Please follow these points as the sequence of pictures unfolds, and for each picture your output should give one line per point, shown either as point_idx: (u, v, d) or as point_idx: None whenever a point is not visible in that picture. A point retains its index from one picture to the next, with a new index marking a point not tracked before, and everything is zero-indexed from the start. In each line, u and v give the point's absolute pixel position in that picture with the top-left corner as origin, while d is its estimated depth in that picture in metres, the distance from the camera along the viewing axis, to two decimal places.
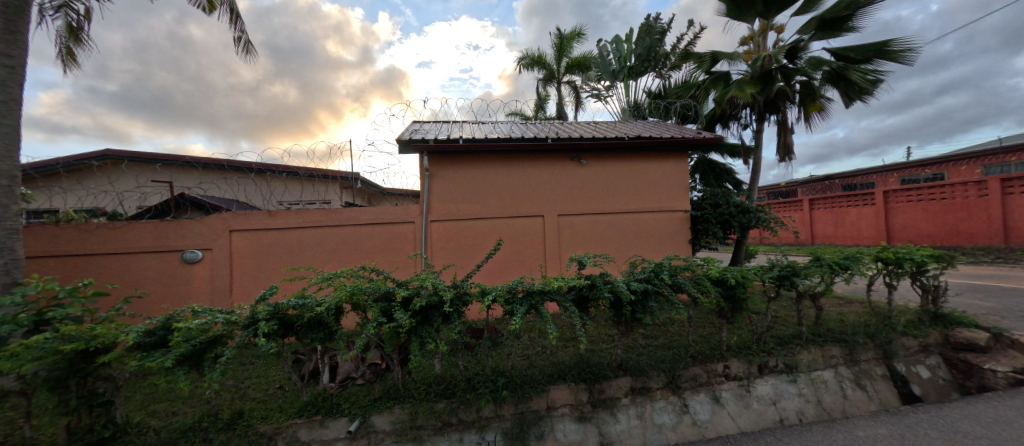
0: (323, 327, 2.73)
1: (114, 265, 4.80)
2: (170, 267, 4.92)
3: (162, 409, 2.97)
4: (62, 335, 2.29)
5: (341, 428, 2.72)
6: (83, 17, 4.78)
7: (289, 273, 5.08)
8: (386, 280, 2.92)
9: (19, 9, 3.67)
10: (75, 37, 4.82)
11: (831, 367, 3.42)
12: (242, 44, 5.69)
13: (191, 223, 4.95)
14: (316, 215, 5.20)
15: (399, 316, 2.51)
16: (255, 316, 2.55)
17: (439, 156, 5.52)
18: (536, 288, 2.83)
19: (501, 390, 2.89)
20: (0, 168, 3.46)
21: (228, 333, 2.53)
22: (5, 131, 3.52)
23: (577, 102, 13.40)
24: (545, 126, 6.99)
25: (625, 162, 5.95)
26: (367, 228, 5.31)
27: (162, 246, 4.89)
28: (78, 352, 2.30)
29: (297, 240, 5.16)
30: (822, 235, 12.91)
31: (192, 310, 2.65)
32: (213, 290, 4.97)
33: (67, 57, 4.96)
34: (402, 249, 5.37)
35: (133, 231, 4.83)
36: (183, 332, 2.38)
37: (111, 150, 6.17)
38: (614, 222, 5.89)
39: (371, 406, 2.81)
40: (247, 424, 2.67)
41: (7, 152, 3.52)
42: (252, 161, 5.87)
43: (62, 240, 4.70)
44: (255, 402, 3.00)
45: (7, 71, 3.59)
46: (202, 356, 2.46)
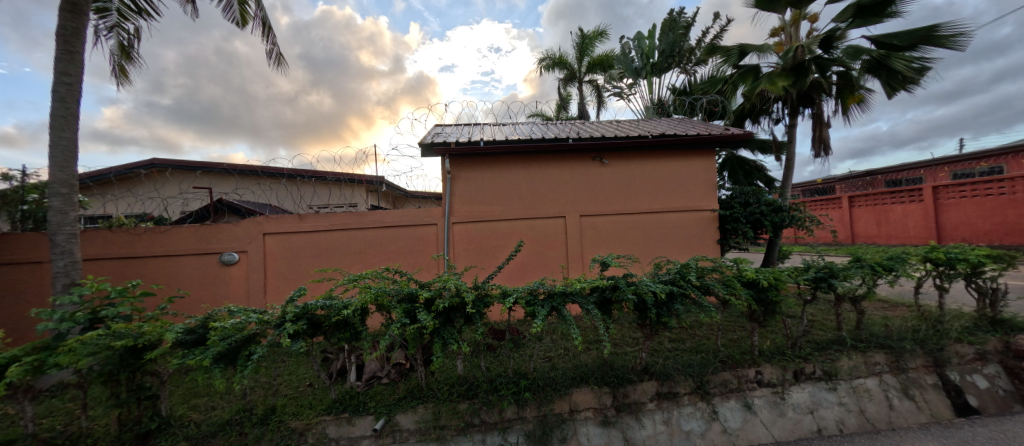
0: (349, 327, 2.80)
1: (158, 267, 5.12)
2: (209, 268, 5.19)
3: (202, 404, 3.14)
4: (113, 333, 2.47)
5: (367, 426, 2.79)
6: (133, 36, 5.12)
7: (317, 275, 5.26)
8: (408, 281, 2.97)
9: (76, 31, 3.96)
10: (127, 55, 5.18)
11: (875, 375, 3.21)
12: (274, 56, 5.95)
13: (227, 227, 5.21)
14: (344, 218, 5.36)
15: (422, 317, 2.54)
16: (284, 316, 2.64)
17: (460, 159, 5.58)
18: (557, 289, 2.79)
19: (523, 392, 2.86)
20: (61, 178, 3.77)
21: (261, 331, 2.64)
22: (64, 144, 3.82)
23: (598, 101, 13.25)
24: (566, 126, 6.92)
25: (648, 161, 5.82)
26: (392, 230, 5.43)
27: (201, 248, 5.16)
28: (128, 349, 2.47)
29: (325, 243, 5.34)
30: (864, 235, 12.18)
31: (229, 309, 2.78)
32: (249, 290, 5.22)
33: (120, 74, 5.33)
34: (425, 251, 5.45)
35: (175, 235, 5.13)
36: (220, 331, 2.50)
37: (157, 160, 6.63)
38: (637, 222, 5.77)
39: (396, 406, 2.86)
40: (279, 419, 2.77)
41: (67, 163, 3.83)
42: (283, 168, 6.12)
43: (113, 243, 5.05)
44: (287, 398, 3.12)
45: (66, 88, 3.90)
46: (237, 354, 2.57)
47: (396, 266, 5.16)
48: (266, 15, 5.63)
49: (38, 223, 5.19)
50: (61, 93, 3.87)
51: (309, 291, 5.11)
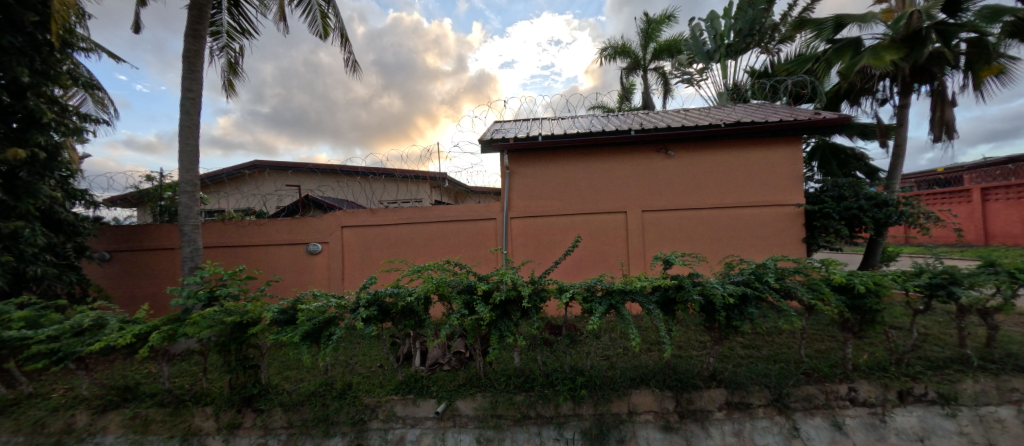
0: (414, 315, 2.99)
1: (258, 255, 5.89)
2: (297, 257, 5.86)
3: (292, 375, 3.57)
4: (225, 309, 2.91)
5: (430, 409, 2.97)
6: (238, 54, 5.91)
7: (386, 265, 5.68)
8: (468, 274, 3.08)
9: (196, 53, 4.67)
10: (234, 71, 6.00)
11: (1012, 404, 2.66)
12: (350, 64, 6.49)
13: (312, 220, 5.82)
14: (410, 213, 5.70)
15: (480, 309, 2.62)
16: (358, 302, 2.90)
17: (519, 155, 5.63)
18: (616, 287, 2.71)
19: (580, 389, 2.83)
20: (187, 178, 4.49)
21: (339, 315, 2.92)
22: (189, 150, 4.54)
23: (665, 90, 12.50)
24: (628, 118, 6.65)
25: (720, 152, 5.38)
26: (454, 225, 5.66)
27: (291, 239, 5.84)
28: (235, 324, 2.89)
29: (394, 236, 5.74)
30: (1002, 235, 10.07)
31: (313, 294, 3.12)
32: (330, 277, 5.80)
33: (229, 87, 6.18)
34: (484, 245, 5.61)
35: (271, 227, 5.86)
36: (306, 312, 2.82)
37: (258, 161, 7.62)
38: (706, 218, 5.37)
39: (456, 392, 3.00)
40: (355, 395, 3.06)
41: (191, 165, 4.55)
42: (358, 166, 6.67)
43: (225, 233, 5.91)
44: (361, 377, 3.42)
45: (190, 103, 4.63)
46: (320, 333, 2.88)
47: (457, 259, 5.38)
48: (344, 26, 6.15)
49: (169, 216, 6.37)
50: (187, 107, 4.60)
51: (379, 279, 5.54)
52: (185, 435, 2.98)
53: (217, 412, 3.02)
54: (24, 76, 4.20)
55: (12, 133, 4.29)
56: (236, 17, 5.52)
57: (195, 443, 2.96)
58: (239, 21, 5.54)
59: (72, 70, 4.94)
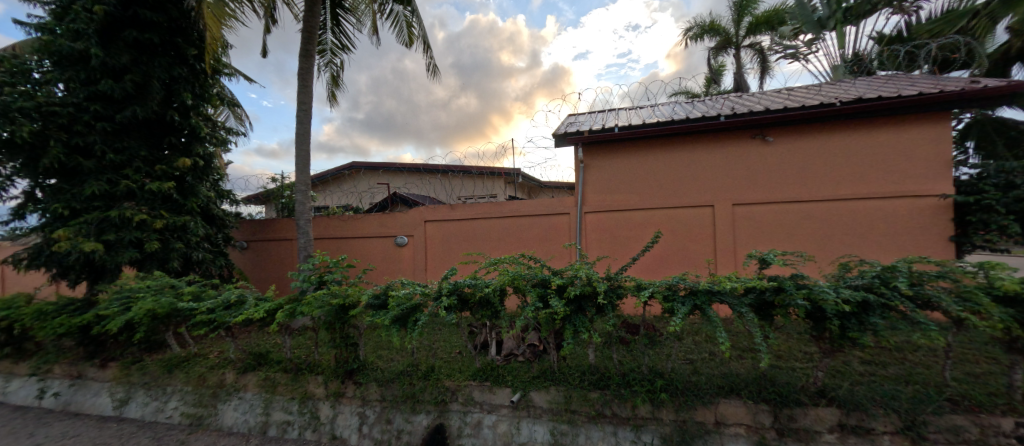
0: (490, 306, 3.10)
1: (355, 246, 6.62)
2: (388, 248, 6.47)
3: (385, 354, 3.98)
4: (332, 292, 3.34)
5: (505, 397, 3.08)
6: (339, 68, 6.67)
7: (465, 257, 5.98)
8: (542, 268, 3.11)
9: (307, 70, 5.39)
10: (336, 83, 6.80)
11: None
12: (432, 68, 6.92)
13: (399, 215, 6.38)
14: (486, 208, 5.93)
15: (554, 303, 2.63)
16: (441, 291, 3.11)
17: (594, 147, 5.49)
18: (701, 287, 2.50)
19: (659, 392, 2.68)
20: (301, 179, 5.23)
21: (424, 302, 3.17)
22: (303, 155, 5.28)
23: (762, 68, 11.11)
24: (717, 102, 6.06)
25: (833, 135, 4.65)
26: (528, 219, 5.74)
27: (382, 232, 6.46)
28: (339, 306, 3.32)
29: (471, 230, 6.02)
30: None
31: (401, 282, 3.43)
32: (414, 267, 6.30)
33: (332, 98, 7.03)
34: (558, 239, 5.59)
35: (365, 221, 6.55)
36: (396, 298, 3.12)
37: (355, 163, 8.55)
38: (814, 212, 4.69)
39: (531, 383, 3.06)
40: (438, 377, 3.30)
41: (304, 168, 5.28)
42: (439, 164, 7.11)
43: (329, 226, 6.75)
44: (442, 361, 3.67)
45: (303, 114, 5.36)
46: (407, 318, 3.15)
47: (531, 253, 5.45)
48: (426, 34, 6.58)
49: (288, 212, 7.50)
50: (301, 118, 5.35)
51: (459, 271, 5.86)
52: (303, 398, 3.51)
53: (326, 380, 3.50)
54: (189, 100, 5.27)
55: (182, 146, 5.43)
56: (338, 35, 6.23)
57: (310, 405, 3.48)
58: (340, 39, 6.25)
59: (220, 93, 6.06)
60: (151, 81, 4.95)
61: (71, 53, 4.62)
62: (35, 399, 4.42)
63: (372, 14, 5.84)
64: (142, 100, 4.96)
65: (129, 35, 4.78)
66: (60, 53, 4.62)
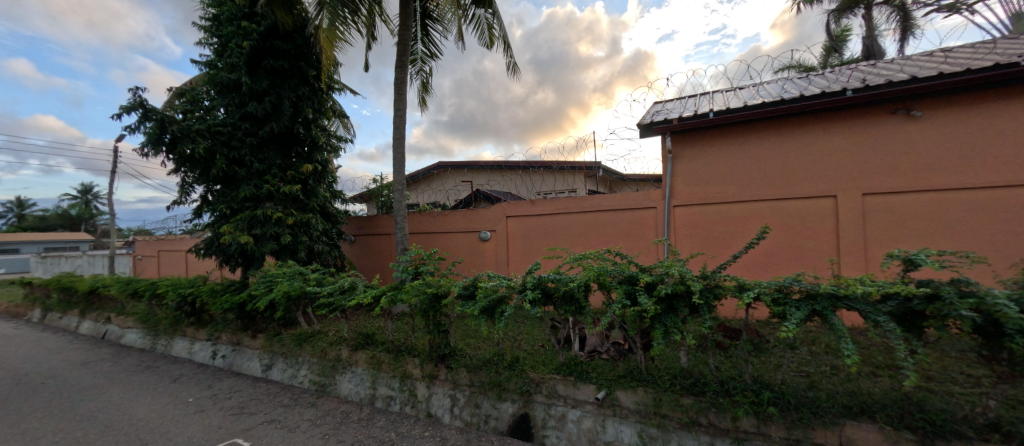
0: (574, 301, 3.07)
1: (444, 240, 7.11)
2: (473, 242, 6.83)
3: (473, 342, 4.23)
4: (427, 282, 3.65)
5: (590, 394, 3.06)
6: (428, 74, 7.18)
7: (549, 252, 6.02)
8: (629, 264, 3.00)
9: (402, 79, 5.90)
10: (426, 89, 7.34)
11: None
12: (512, 66, 7.06)
13: (483, 211, 6.68)
14: (567, 203, 5.89)
15: (643, 301, 2.52)
16: (525, 284, 3.19)
17: (685, 136, 5.10)
18: (822, 290, 2.16)
19: (766, 405, 2.41)
20: (398, 179, 5.77)
21: (509, 294, 3.29)
22: (399, 157, 5.82)
23: (903, 27, 9.15)
24: (841, 74, 5.17)
25: (1013, 103, 3.67)
26: (612, 214, 5.56)
27: (468, 228, 6.84)
28: (432, 295, 3.61)
29: (552, 225, 6.05)
30: None
31: (488, 274, 3.59)
32: (498, 261, 6.55)
33: (422, 103, 7.60)
34: (644, 235, 5.33)
35: (452, 217, 6.99)
36: (484, 290, 3.28)
37: (443, 162, 9.17)
38: (983, 202, 3.76)
39: (617, 382, 2.98)
40: (523, 367, 3.40)
41: (400, 169, 5.82)
42: (519, 161, 7.27)
43: (422, 222, 7.35)
44: (526, 352, 3.77)
45: (399, 120, 5.90)
46: (494, 310, 3.28)
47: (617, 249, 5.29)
48: (506, 33, 6.73)
49: (386, 209, 8.35)
50: (397, 124, 5.89)
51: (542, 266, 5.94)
52: (403, 376, 3.89)
53: (422, 362, 3.84)
54: (310, 115, 6.18)
55: (305, 155, 6.39)
56: (427, 44, 6.71)
57: (409, 383, 3.84)
58: (428, 47, 6.72)
59: (333, 106, 6.97)
60: (283, 101, 5.90)
61: (229, 82, 5.72)
62: (210, 359, 5.61)
63: (457, 21, 6.16)
64: (277, 118, 5.95)
65: (267, 64, 5.76)
66: (222, 83, 5.74)
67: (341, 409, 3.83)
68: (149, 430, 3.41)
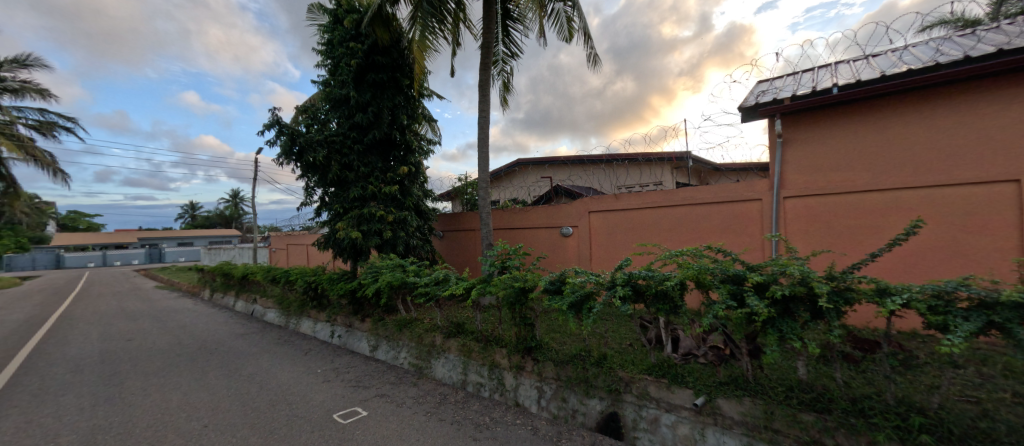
0: (669, 300, 2.87)
1: (526, 236, 7.26)
2: (555, 238, 6.86)
3: (558, 337, 4.26)
4: (515, 276, 3.77)
5: (686, 399, 2.84)
6: (509, 73, 7.35)
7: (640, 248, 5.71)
8: (733, 262, 2.75)
9: (485, 82, 6.14)
10: (506, 88, 7.53)
11: None
12: (592, 58, 6.89)
13: (565, 207, 6.67)
14: (655, 196, 5.58)
15: (753, 303, 2.27)
16: (615, 281, 3.12)
17: (797, 118, 4.55)
18: (1007, 298, 1.71)
19: (918, 432, 2.00)
20: (482, 178, 6.04)
21: (597, 290, 3.23)
22: (483, 156, 6.08)
23: None
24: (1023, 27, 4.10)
25: None
26: (708, 207, 5.11)
27: (549, 223, 6.88)
28: (520, 289, 3.72)
29: (638, 220, 5.78)
30: None
31: (575, 270, 3.59)
32: (580, 257, 6.48)
33: (504, 103, 7.82)
34: (747, 230, 4.81)
35: (533, 213, 7.10)
36: (572, 286, 3.27)
37: (523, 159, 9.34)
38: None
39: (718, 389, 2.74)
40: (611, 366, 3.30)
41: (484, 167, 6.08)
42: (601, 155, 7.08)
43: (504, 218, 7.58)
44: (614, 350, 3.66)
45: (483, 121, 6.16)
46: (582, 306, 3.25)
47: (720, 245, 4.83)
48: (586, 24, 6.58)
49: (471, 206, 8.80)
50: (481, 124, 6.16)
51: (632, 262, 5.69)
52: (491, 365, 4.07)
53: (510, 353, 3.97)
54: (404, 121, 6.79)
55: (402, 158, 7.07)
56: (508, 45, 6.86)
57: (497, 372, 4.00)
58: (509, 47, 6.87)
59: (423, 112, 7.55)
60: (383, 110, 6.57)
61: (340, 97, 6.55)
62: (329, 337, 6.52)
63: (537, 18, 6.20)
64: (378, 126, 6.65)
65: (370, 78, 6.46)
66: (334, 98, 6.59)
67: (438, 391, 4.16)
68: (290, 393, 4.09)
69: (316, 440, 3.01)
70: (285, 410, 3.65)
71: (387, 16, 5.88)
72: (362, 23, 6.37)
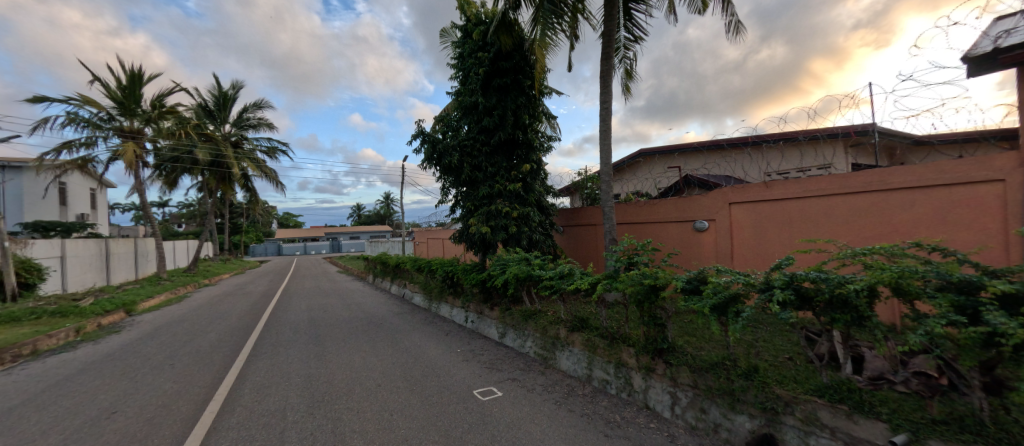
0: (850, 309, 2.28)
1: (654, 231, 6.80)
2: (688, 233, 6.26)
3: (695, 342, 3.87)
4: (645, 273, 3.57)
5: (878, 433, 2.11)
6: (632, 59, 6.96)
7: (805, 244, 4.74)
8: (958, 264, 2.10)
9: (607, 71, 5.94)
10: (629, 76, 7.15)
11: None
12: (733, 27, 6.01)
13: (700, 198, 6.05)
14: (823, 183, 4.59)
15: (999, 322, 1.65)
16: (771, 283, 2.66)
17: None
18: None
19: None
20: (605, 170, 5.87)
21: (746, 293, 2.81)
22: (605, 148, 5.91)
23: None
24: None
25: None
26: (911, 193, 3.95)
27: (681, 217, 6.33)
28: (649, 286, 3.50)
29: (796, 212, 4.84)
30: None
31: (717, 268, 3.22)
32: (719, 254, 5.77)
33: (626, 91, 7.45)
34: (977, 221, 3.56)
35: (662, 207, 6.62)
36: (714, 286, 2.92)
37: (648, 149, 8.77)
38: None
39: (932, 429, 1.97)
40: (764, 380, 2.77)
41: (606, 160, 5.90)
42: (745, 137, 6.16)
43: (629, 212, 7.25)
44: (769, 364, 3.14)
45: (605, 112, 5.99)
46: (727, 309, 2.87)
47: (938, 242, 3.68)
48: None
49: (591, 200, 8.66)
50: (603, 116, 6.00)
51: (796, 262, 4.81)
52: (618, 363, 3.92)
53: (638, 353, 3.76)
54: (526, 120, 7.10)
55: (524, 156, 7.39)
56: (630, 29, 6.51)
57: (624, 371, 3.83)
58: (632, 31, 6.51)
59: (544, 110, 7.74)
60: (507, 112, 6.98)
61: (470, 104, 7.18)
62: (464, 322, 7.26)
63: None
64: (503, 127, 7.08)
65: (495, 83, 6.91)
66: (466, 106, 7.25)
67: (565, 382, 4.25)
68: (437, 368, 4.71)
69: (461, 410, 3.41)
70: (436, 381, 4.23)
71: (511, 22, 6.18)
72: (488, 32, 6.86)
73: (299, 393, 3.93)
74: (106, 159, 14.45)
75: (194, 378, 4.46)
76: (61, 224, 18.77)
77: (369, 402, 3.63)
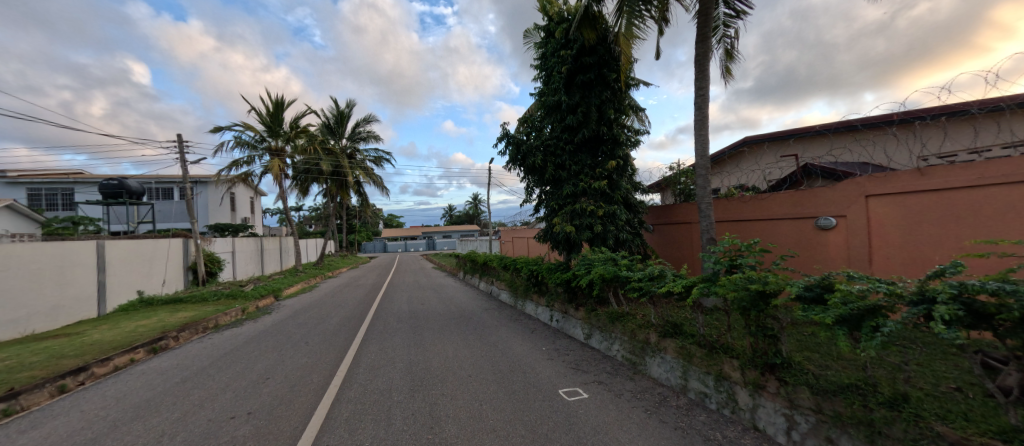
0: None
1: (763, 229, 6.01)
2: (809, 232, 5.40)
3: (818, 359, 3.31)
4: (752, 277, 3.18)
5: None
6: (733, 38, 6.26)
7: (981, 246, 3.74)
8: None
9: (704, 53, 5.42)
10: (731, 56, 6.42)
11: None
12: None
13: (825, 190, 5.18)
14: (1011, 166, 3.56)
15: None
16: (927, 294, 2.15)
17: None
18: None
19: None
20: (701, 163, 5.38)
21: (889, 305, 2.31)
22: (702, 138, 5.40)
23: None
24: None
25: None
26: None
27: (800, 213, 5.49)
28: (757, 292, 3.09)
29: (967, 204, 3.82)
30: None
31: (847, 274, 2.74)
32: (851, 257, 4.85)
33: (726, 74, 6.72)
34: None
35: (774, 202, 5.83)
36: (842, 295, 2.47)
37: (753, 137, 7.78)
38: None
39: None
40: (918, 413, 2.23)
41: (702, 151, 5.40)
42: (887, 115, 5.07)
43: (731, 209, 6.52)
44: (925, 393, 2.53)
45: (701, 99, 5.48)
46: (862, 322, 2.40)
47: None
48: None
49: (685, 196, 8.00)
50: (699, 104, 5.48)
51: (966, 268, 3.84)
52: (718, 376, 3.55)
53: (744, 366, 3.35)
54: (610, 114, 6.85)
55: (609, 152, 7.15)
56: (731, 3, 5.85)
57: (726, 385, 3.46)
58: (733, 6, 5.85)
59: (631, 103, 7.39)
60: (591, 108, 6.83)
61: (553, 104, 7.18)
62: (549, 321, 7.31)
63: None
64: (586, 123, 6.95)
65: (579, 79, 6.81)
66: (549, 105, 7.26)
67: (656, 390, 4.02)
68: (522, 364, 4.84)
69: (546, 408, 3.45)
70: (522, 377, 4.35)
71: (594, 15, 6.02)
72: (571, 29, 6.79)
73: (402, 375, 4.40)
74: (260, 173, 17.91)
75: (322, 356, 5.29)
76: (232, 226, 23.81)
77: (460, 390, 3.90)
